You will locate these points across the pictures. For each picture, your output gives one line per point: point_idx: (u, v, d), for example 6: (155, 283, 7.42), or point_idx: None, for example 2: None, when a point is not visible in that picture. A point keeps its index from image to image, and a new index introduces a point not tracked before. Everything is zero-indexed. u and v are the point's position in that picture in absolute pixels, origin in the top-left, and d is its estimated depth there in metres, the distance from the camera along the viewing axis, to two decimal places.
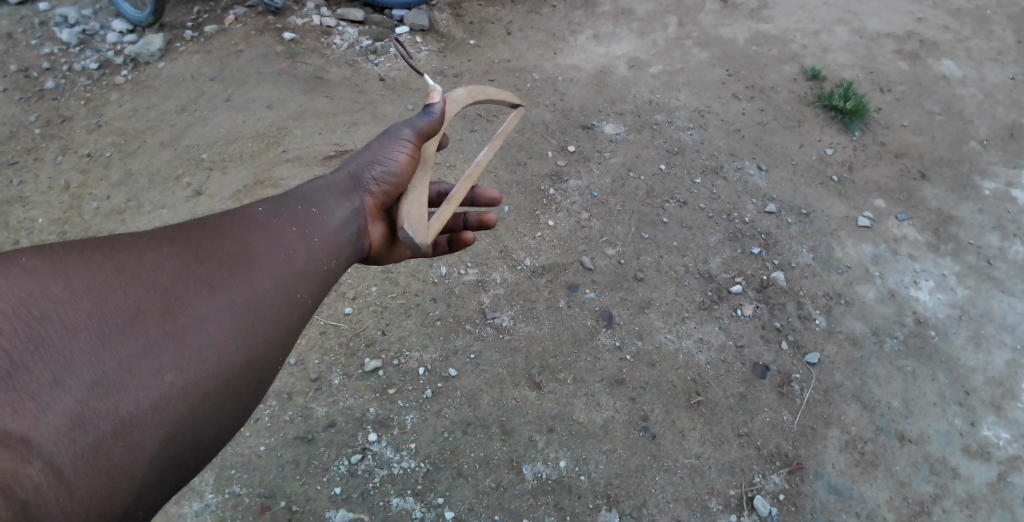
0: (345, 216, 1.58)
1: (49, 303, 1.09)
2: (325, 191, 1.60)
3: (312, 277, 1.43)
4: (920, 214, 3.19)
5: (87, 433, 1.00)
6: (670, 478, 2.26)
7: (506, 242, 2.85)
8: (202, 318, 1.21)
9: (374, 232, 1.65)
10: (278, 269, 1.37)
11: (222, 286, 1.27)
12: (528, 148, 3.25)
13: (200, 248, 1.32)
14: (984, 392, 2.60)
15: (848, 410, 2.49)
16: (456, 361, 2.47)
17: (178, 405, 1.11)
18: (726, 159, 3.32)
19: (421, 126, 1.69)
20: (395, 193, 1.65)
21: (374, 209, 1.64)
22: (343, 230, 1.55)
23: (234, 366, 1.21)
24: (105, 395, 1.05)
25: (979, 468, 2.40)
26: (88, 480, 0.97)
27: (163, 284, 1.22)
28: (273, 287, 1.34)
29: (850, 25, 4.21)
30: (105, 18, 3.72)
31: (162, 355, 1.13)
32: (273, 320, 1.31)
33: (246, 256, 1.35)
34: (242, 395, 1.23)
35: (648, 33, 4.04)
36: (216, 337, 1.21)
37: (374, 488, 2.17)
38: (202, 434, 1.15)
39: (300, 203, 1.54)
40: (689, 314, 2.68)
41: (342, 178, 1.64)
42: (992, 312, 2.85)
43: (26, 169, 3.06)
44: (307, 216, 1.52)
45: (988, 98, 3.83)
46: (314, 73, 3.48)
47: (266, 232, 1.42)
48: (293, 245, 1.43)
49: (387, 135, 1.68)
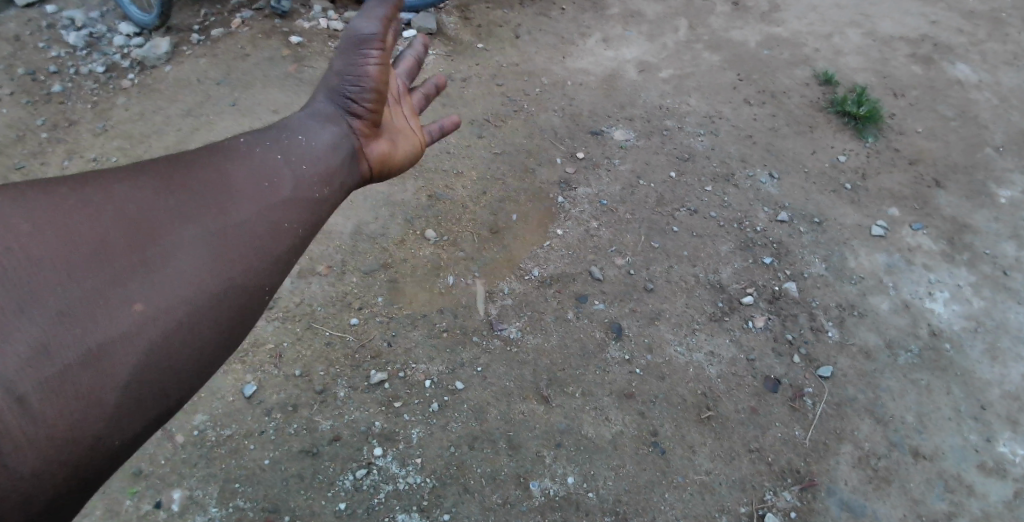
0: (333, 138, 1.57)
1: (12, 235, 1.07)
2: (308, 118, 1.58)
3: (302, 205, 1.41)
4: (935, 222, 3.13)
5: (50, 362, 0.99)
6: (680, 495, 2.22)
7: (514, 251, 2.82)
8: (176, 246, 1.19)
9: (370, 151, 1.66)
10: (258, 197, 1.34)
11: (197, 213, 1.24)
12: (537, 154, 3.21)
13: (176, 176, 1.28)
14: (1000, 406, 2.54)
15: (861, 424, 2.44)
16: (463, 374, 2.43)
17: (151, 331, 1.10)
18: (738, 166, 3.27)
19: (385, 15, 1.59)
20: (379, 103, 1.65)
21: (365, 129, 1.64)
22: (333, 153, 1.55)
23: (213, 292, 1.20)
24: (71, 323, 1.04)
25: (996, 485, 2.35)
26: (53, 405, 0.97)
27: (134, 215, 1.19)
28: (254, 214, 1.31)
29: (863, 27, 4.15)
30: (112, 21, 3.70)
31: (133, 283, 1.12)
32: (256, 245, 1.29)
33: (223, 184, 1.31)
34: (226, 319, 1.21)
35: (658, 35, 3.99)
36: (188, 264, 1.18)
37: (379, 503, 2.14)
38: (183, 359, 1.14)
39: (283, 130, 1.52)
40: (700, 326, 2.64)
41: (325, 104, 1.63)
42: (1008, 324, 2.79)
43: (32, 173, 3.03)
44: (292, 143, 1.49)
45: (1003, 102, 3.76)
46: (321, 77, 3.46)
47: (248, 160, 1.39)
48: (279, 172, 1.41)
49: (349, 40, 1.61)
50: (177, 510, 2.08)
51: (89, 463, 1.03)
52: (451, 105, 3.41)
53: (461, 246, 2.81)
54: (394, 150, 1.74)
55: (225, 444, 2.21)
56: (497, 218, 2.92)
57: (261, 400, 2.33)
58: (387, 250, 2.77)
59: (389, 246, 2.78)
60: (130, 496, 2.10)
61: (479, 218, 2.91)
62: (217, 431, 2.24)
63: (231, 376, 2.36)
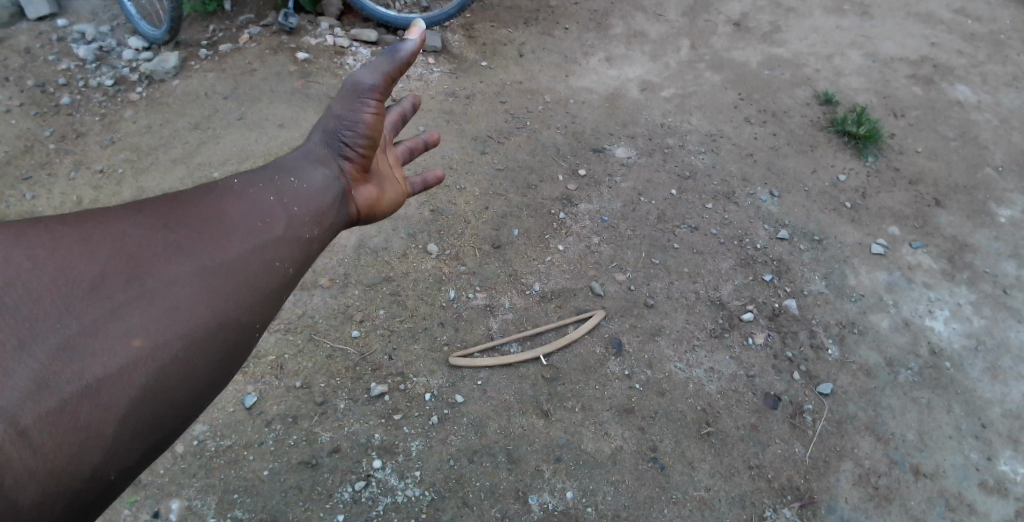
0: (324, 180, 1.69)
1: (15, 274, 1.14)
2: (303, 159, 1.71)
3: (293, 242, 1.51)
4: (935, 241, 3.15)
5: (50, 394, 1.05)
6: (679, 511, 2.22)
7: (515, 266, 2.83)
8: (171, 281, 1.27)
9: (359, 195, 1.78)
10: (252, 234, 1.44)
11: (192, 250, 1.33)
12: (539, 171, 3.24)
13: (171, 215, 1.37)
14: (1002, 425, 2.54)
15: (862, 442, 2.44)
16: (463, 387, 2.44)
17: (147, 364, 1.17)
18: (739, 184, 3.30)
19: (386, 69, 1.72)
20: (371, 148, 1.78)
21: (354, 173, 1.77)
22: (323, 194, 1.66)
23: (207, 326, 1.27)
24: (70, 356, 1.10)
25: (997, 504, 2.34)
26: (51, 437, 1.03)
27: (132, 252, 1.27)
28: (249, 251, 1.41)
29: (864, 49, 4.20)
30: (122, 36, 3.77)
31: (131, 318, 1.19)
32: (249, 281, 1.38)
33: (219, 222, 1.41)
34: (218, 352, 1.28)
35: (661, 55, 4.04)
36: (185, 298, 1.26)
37: (378, 516, 2.14)
38: (177, 391, 1.21)
39: (278, 172, 1.64)
40: (700, 342, 2.65)
41: (319, 146, 1.76)
42: (1009, 343, 2.79)
43: (40, 184, 3.06)
44: (283, 183, 1.61)
45: (1003, 123, 3.79)
46: (327, 93, 3.51)
47: (241, 200, 1.49)
48: (271, 211, 1.52)
49: (350, 88, 1.74)
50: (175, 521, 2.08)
51: (85, 495, 1.08)
52: (455, 122, 3.45)
53: (463, 260, 2.83)
54: (382, 196, 1.87)
55: (224, 454, 2.22)
56: (499, 234, 2.94)
57: (261, 411, 2.33)
58: (389, 263, 2.79)
59: (392, 260, 2.80)
60: (128, 505, 2.10)
61: (482, 233, 2.94)
62: (217, 441, 2.24)
63: (232, 387, 2.37)
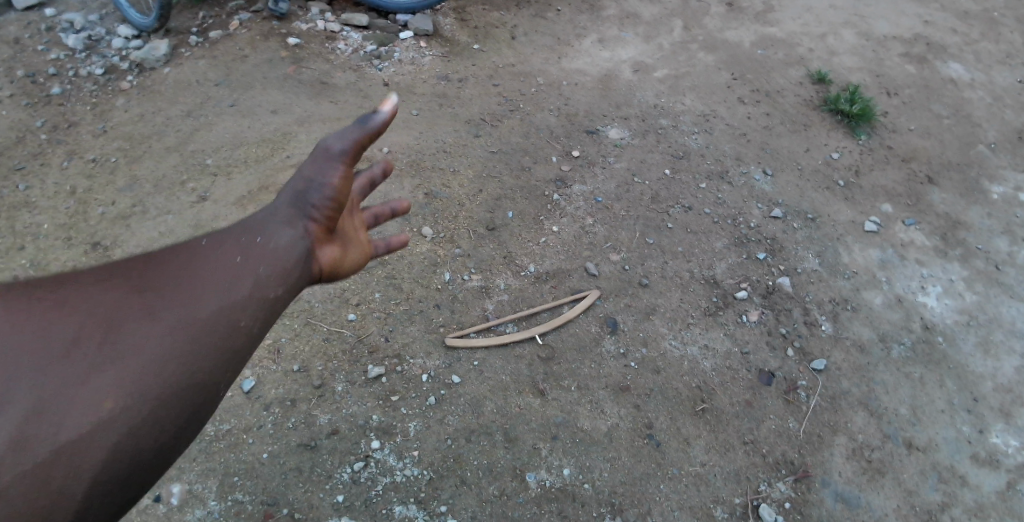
0: (289, 241, 1.48)
1: None
2: (267, 219, 1.50)
3: (264, 299, 1.37)
4: (928, 218, 3.16)
5: (22, 452, 1.03)
6: (676, 486, 2.24)
7: (510, 248, 2.84)
8: (141, 340, 1.19)
9: (320, 255, 1.54)
10: (224, 289, 1.32)
11: (166, 308, 1.25)
12: (533, 153, 3.24)
13: (143, 274, 1.29)
14: (993, 398, 2.57)
15: (855, 417, 2.47)
16: (460, 368, 2.46)
17: (119, 426, 1.12)
18: (732, 163, 3.30)
19: (357, 135, 1.53)
20: (339, 211, 1.57)
21: (319, 232, 1.55)
22: (289, 253, 1.46)
23: (176, 386, 1.20)
24: (39, 416, 1.06)
25: (989, 476, 2.37)
26: (20, 496, 1.00)
27: (103, 312, 1.20)
28: (218, 308, 1.29)
29: (857, 28, 4.19)
30: (111, 24, 3.74)
31: (103, 378, 1.13)
32: (220, 339, 1.27)
33: (189, 278, 1.31)
34: (190, 413, 1.22)
35: (654, 36, 4.02)
36: (155, 358, 1.19)
37: (377, 495, 2.16)
38: (142, 451, 1.15)
39: (242, 233, 1.46)
40: (695, 320, 2.67)
41: (284, 205, 1.54)
42: (1001, 318, 2.82)
43: (33, 174, 3.02)
44: (248, 241, 1.44)
45: (997, 101, 3.80)
46: (319, 78, 3.50)
47: (208, 260, 1.36)
48: (240, 267, 1.37)
49: (320, 151, 1.55)
50: (177, 505, 2.10)
51: None
52: (448, 106, 3.44)
53: (458, 243, 2.84)
54: (347, 258, 1.62)
55: (224, 438, 2.24)
56: (493, 216, 2.95)
57: (259, 396, 2.35)
58: None
59: (387, 243, 2.81)
60: None
61: (476, 216, 2.94)
62: (216, 425, 2.26)
63: None
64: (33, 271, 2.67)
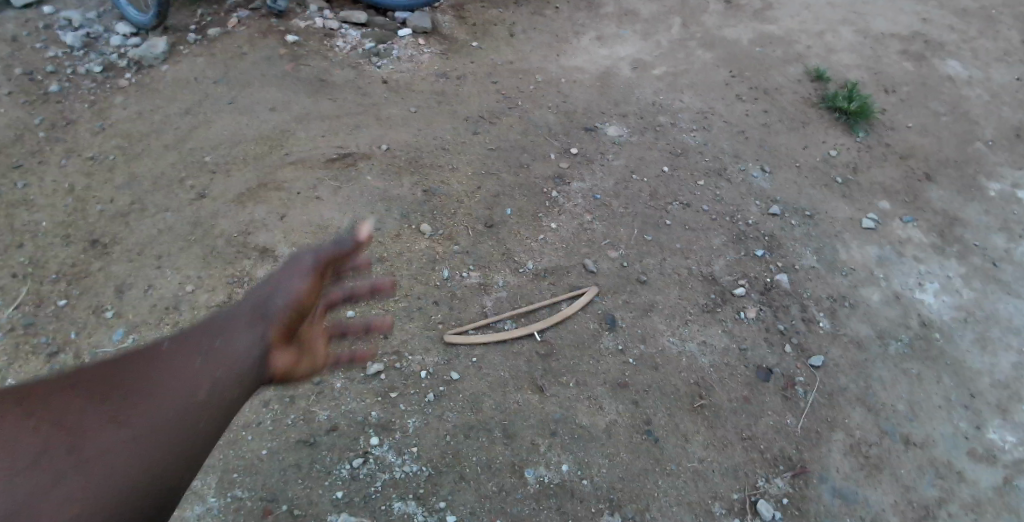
0: (251, 343, 1.31)
1: None
2: (227, 320, 1.34)
3: (233, 399, 1.25)
4: (926, 215, 3.17)
5: None
6: (674, 482, 2.25)
7: (509, 245, 2.84)
8: (107, 449, 1.06)
9: (274, 361, 1.33)
10: (197, 390, 1.21)
11: (134, 414, 1.12)
12: (532, 150, 3.24)
13: (107, 377, 1.16)
14: (990, 395, 2.58)
15: (853, 413, 2.47)
16: (459, 365, 2.47)
17: None
18: (730, 160, 3.31)
19: (329, 251, 1.49)
20: (302, 320, 1.42)
21: (278, 338, 1.36)
22: (256, 355, 1.31)
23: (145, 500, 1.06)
24: None
25: (986, 472, 2.38)
26: None
27: (65, 417, 1.07)
28: (189, 411, 1.18)
29: (856, 25, 4.19)
30: (109, 22, 3.73)
31: (66, 491, 0.99)
32: (188, 449, 1.15)
33: (158, 379, 1.19)
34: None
35: (652, 34, 4.02)
36: (123, 468, 1.06)
37: (376, 492, 2.16)
38: None
39: (205, 332, 1.31)
40: (693, 317, 2.67)
41: (244, 310, 1.37)
42: (998, 315, 2.83)
43: (31, 172, 3.01)
44: (216, 340, 1.30)
45: (994, 99, 3.81)
46: (317, 76, 3.51)
47: (177, 360, 1.24)
48: (209, 366, 1.25)
49: (290, 263, 1.47)
50: None
51: None
52: (447, 103, 3.44)
53: (457, 240, 2.84)
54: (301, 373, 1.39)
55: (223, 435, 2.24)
56: (492, 213, 2.95)
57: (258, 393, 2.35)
58: (383, 244, 2.80)
59: (386, 240, 2.81)
60: None
61: (475, 212, 2.95)
62: None
63: None
64: (31, 269, 2.66)
